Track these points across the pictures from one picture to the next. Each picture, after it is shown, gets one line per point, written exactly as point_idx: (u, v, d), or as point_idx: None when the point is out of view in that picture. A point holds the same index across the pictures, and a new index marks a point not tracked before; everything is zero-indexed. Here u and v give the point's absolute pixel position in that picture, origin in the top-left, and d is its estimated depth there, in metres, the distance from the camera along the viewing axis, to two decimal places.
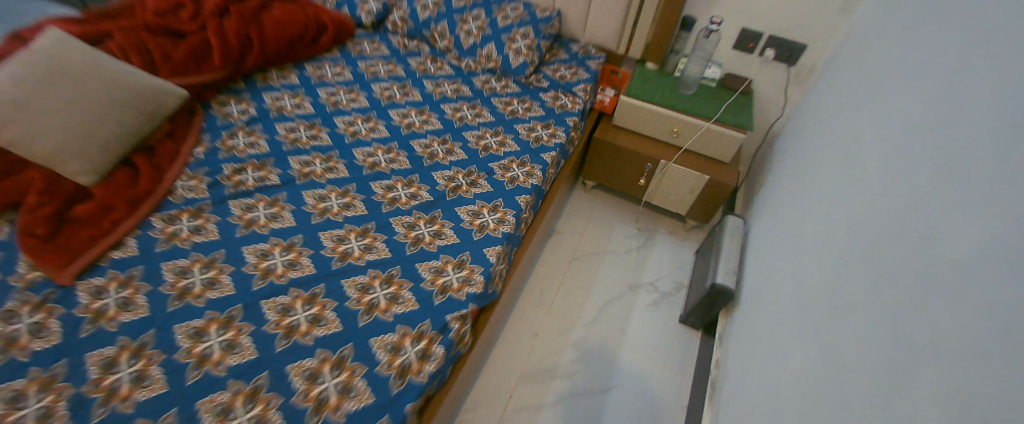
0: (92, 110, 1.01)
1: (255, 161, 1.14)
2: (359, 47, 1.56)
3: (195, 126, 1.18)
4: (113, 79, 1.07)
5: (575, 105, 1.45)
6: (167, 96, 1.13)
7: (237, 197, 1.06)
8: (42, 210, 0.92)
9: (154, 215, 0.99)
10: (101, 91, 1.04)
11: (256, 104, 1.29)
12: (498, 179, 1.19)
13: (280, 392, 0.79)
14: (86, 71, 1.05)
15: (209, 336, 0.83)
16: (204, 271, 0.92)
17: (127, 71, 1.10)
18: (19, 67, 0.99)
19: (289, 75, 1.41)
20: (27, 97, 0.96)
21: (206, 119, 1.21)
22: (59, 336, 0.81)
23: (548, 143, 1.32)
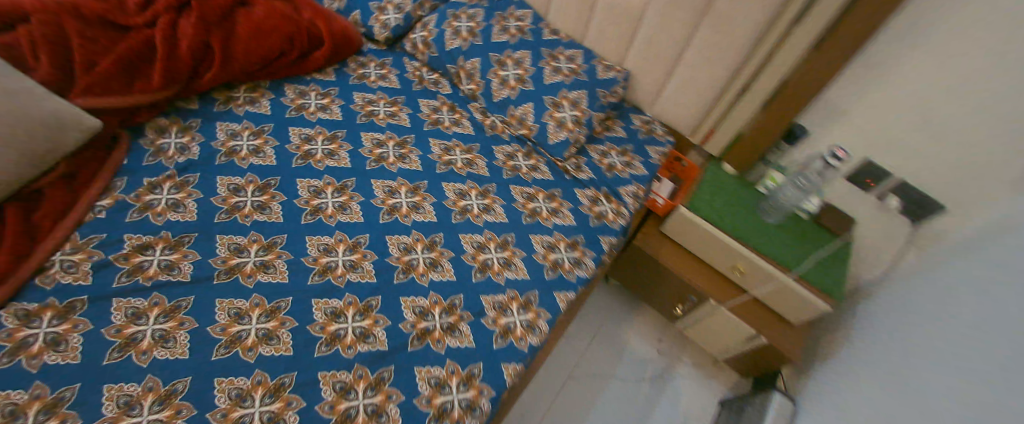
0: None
1: (170, 237, 0.93)
2: (363, 69, 1.27)
3: (111, 165, 0.95)
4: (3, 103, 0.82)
5: (617, 218, 1.15)
6: (73, 127, 0.88)
7: (125, 295, 0.86)
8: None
9: (7, 308, 0.80)
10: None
11: (204, 140, 1.05)
12: (486, 326, 0.94)
13: None
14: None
15: None
16: (42, 417, 0.74)
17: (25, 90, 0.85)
18: None
19: (261, 98, 1.14)
20: None
21: (127, 155, 0.98)
22: None
23: (568, 274, 1.04)
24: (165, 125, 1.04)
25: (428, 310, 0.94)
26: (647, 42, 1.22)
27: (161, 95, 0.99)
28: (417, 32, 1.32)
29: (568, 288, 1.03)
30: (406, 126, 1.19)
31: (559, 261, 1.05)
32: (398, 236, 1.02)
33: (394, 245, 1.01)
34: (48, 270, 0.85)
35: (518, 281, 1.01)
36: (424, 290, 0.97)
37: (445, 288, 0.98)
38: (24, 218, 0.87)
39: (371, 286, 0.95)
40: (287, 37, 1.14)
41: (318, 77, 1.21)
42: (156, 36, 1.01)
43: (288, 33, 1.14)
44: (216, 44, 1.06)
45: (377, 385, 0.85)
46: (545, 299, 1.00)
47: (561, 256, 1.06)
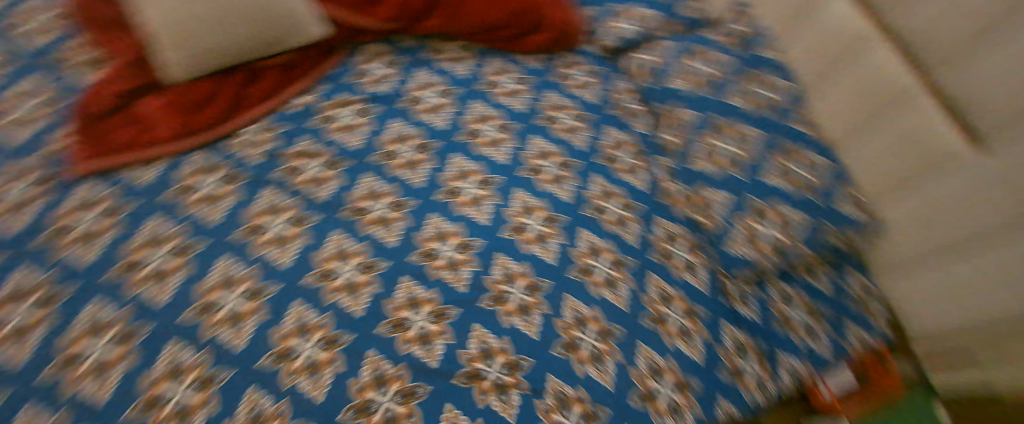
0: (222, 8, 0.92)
1: (332, 154, 0.99)
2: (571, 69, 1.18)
3: (321, 70, 1.08)
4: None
5: (752, 384, 0.96)
6: (304, 26, 1.01)
7: (275, 184, 0.94)
8: (124, 85, 0.96)
9: (198, 152, 0.95)
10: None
11: (400, 79, 1.11)
12: (535, 408, 0.83)
13: None
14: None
15: (95, 341, 0.74)
16: (169, 255, 0.84)
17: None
18: None
19: (464, 60, 1.16)
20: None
21: (338, 65, 1.10)
22: (24, 228, 0.81)
23: (659, 414, 0.87)
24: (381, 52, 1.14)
25: (490, 353, 0.85)
26: (929, 218, 0.96)
27: (384, 28, 1.12)
28: (644, 53, 1.15)
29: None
30: (580, 150, 1.08)
31: (652, 389, 0.88)
32: (506, 259, 0.95)
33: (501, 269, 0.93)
34: (238, 135, 0.99)
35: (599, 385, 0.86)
36: (500, 331, 0.88)
37: (520, 343, 0.87)
38: (241, 87, 1.02)
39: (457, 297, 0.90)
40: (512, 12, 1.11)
41: (523, 63, 1.17)
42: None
43: (515, 12, 1.11)
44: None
45: (406, 397, 0.80)
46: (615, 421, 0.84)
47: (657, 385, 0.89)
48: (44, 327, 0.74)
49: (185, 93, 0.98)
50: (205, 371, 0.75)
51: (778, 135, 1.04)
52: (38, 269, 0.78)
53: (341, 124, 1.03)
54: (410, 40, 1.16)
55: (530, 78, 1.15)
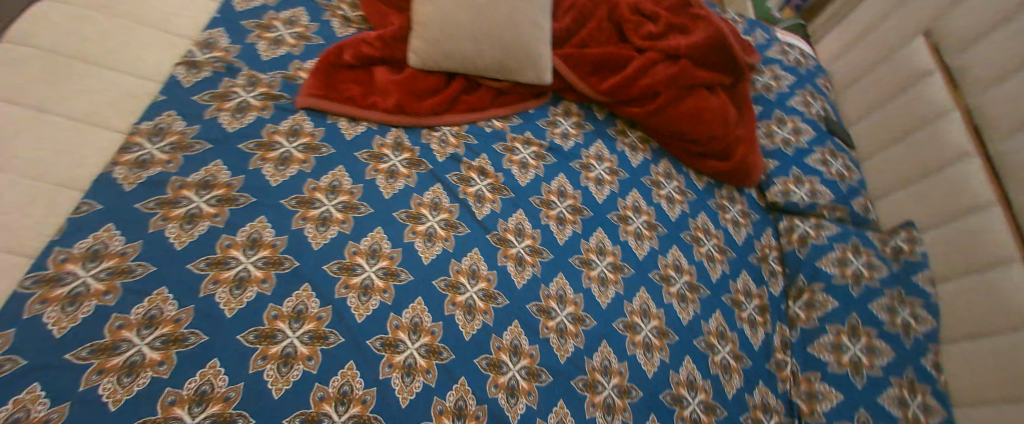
0: (490, 28, 1.08)
1: (499, 180, 1.05)
2: (728, 204, 1.20)
3: (522, 107, 1.18)
4: (521, 39, 1.10)
5: None
6: (534, 70, 1.13)
7: (446, 185, 1.00)
8: (372, 51, 1.08)
9: (398, 129, 1.05)
10: (517, 24, 1.09)
11: (579, 143, 1.18)
12: None
13: (178, 366, 0.68)
14: (529, 7, 1.12)
15: (247, 254, 0.79)
16: (338, 207, 0.90)
17: (539, 39, 1.13)
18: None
19: (640, 151, 1.22)
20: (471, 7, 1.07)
21: (536, 108, 1.20)
22: (237, 128, 0.91)
23: None
24: (573, 112, 1.24)
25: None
26: None
27: (594, 94, 1.21)
28: (803, 223, 1.17)
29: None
30: (712, 282, 1.07)
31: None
32: (609, 351, 0.93)
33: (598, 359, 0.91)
34: (433, 132, 1.08)
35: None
36: (581, 419, 0.86)
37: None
38: (457, 92, 1.12)
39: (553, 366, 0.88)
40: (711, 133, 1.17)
41: (693, 178, 1.22)
42: (636, 64, 1.20)
43: (714, 135, 1.17)
44: (662, 98, 1.18)
45: None
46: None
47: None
48: (213, 221, 0.80)
49: (412, 76, 1.09)
50: (322, 327, 0.78)
51: (911, 366, 0.98)
52: (229, 169, 0.86)
53: (518, 158, 1.10)
54: (603, 113, 1.26)
55: (688, 194, 1.18)
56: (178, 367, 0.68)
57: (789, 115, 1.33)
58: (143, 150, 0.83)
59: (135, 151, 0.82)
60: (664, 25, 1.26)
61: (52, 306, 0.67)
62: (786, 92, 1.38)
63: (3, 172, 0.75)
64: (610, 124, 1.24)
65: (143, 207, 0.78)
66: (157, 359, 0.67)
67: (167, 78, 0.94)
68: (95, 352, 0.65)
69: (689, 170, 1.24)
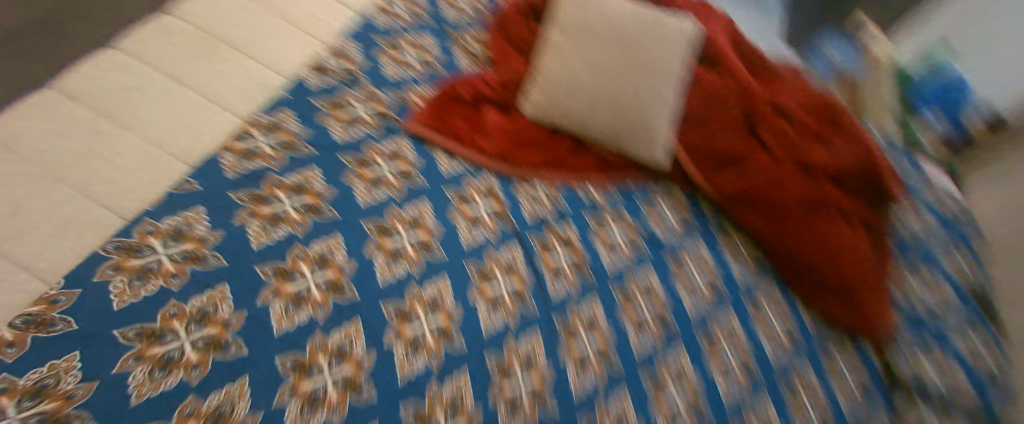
0: (613, 96, 1.02)
1: (583, 257, 0.93)
2: (845, 366, 0.93)
3: (624, 182, 1.08)
4: (643, 112, 1.02)
5: None
6: (647, 148, 1.04)
7: (528, 248, 0.90)
8: (489, 93, 1.08)
9: (490, 173, 0.99)
10: (643, 97, 1.02)
11: (679, 239, 1.04)
12: None
13: (206, 376, 0.62)
14: (660, 82, 1.04)
15: (314, 271, 0.75)
16: (415, 244, 0.84)
17: (662, 116, 1.04)
18: (627, 50, 1.04)
19: (747, 266, 1.05)
20: (597, 68, 1.03)
21: (639, 186, 1.09)
22: (344, 138, 0.91)
23: None
24: (679, 202, 1.10)
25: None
26: None
27: (708, 188, 1.09)
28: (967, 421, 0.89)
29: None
30: None
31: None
32: None
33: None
34: (526, 185, 1.00)
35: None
36: None
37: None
38: (560, 152, 1.06)
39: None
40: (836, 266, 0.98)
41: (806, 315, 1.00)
42: (761, 169, 1.07)
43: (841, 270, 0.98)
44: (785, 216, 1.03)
45: None
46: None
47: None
48: (292, 228, 0.78)
49: (521, 125, 1.06)
50: (360, 375, 0.68)
51: None
52: (325, 178, 0.85)
53: (610, 237, 0.98)
54: (712, 212, 1.12)
55: (803, 334, 0.96)
56: (210, 375, 0.63)
57: (939, 271, 1.11)
58: (255, 141, 0.85)
59: (246, 140, 0.84)
60: (802, 135, 1.13)
61: (122, 273, 0.67)
62: (937, 242, 1.17)
63: (130, 133, 0.80)
64: (716, 226, 1.09)
65: (236, 198, 0.78)
66: (193, 360, 0.63)
67: (295, 75, 0.96)
68: (141, 336, 0.63)
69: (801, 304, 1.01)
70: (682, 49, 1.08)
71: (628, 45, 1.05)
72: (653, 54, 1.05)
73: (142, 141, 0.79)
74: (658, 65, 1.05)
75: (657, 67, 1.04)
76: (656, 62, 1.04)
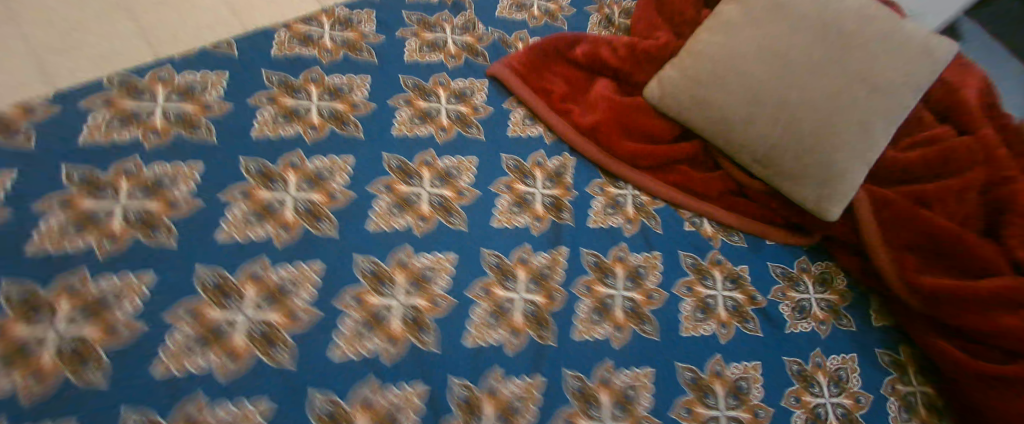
0: (782, 102, 0.70)
1: (652, 303, 0.67)
2: None
3: (760, 230, 0.77)
4: (827, 140, 0.67)
5: None
6: (813, 191, 0.69)
7: (575, 263, 0.67)
8: (608, 55, 0.80)
9: (571, 155, 0.75)
10: (829, 115, 0.68)
11: (815, 336, 0.71)
12: None
13: (120, 254, 0.52)
14: (875, 104, 0.67)
15: (298, 185, 0.61)
16: (432, 201, 0.66)
17: (859, 154, 0.68)
18: (834, 47, 0.70)
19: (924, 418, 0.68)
20: (777, 61, 0.71)
21: (779, 244, 0.78)
22: (414, 60, 0.77)
23: None
24: (835, 291, 0.77)
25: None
26: None
27: (894, 280, 0.71)
28: None
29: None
30: None
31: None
32: None
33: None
34: (609, 187, 0.74)
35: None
36: None
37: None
38: (678, 159, 0.77)
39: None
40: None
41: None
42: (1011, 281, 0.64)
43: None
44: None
45: None
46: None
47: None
48: (304, 131, 0.65)
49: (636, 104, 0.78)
50: (284, 329, 0.52)
51: None
52: (369, 90, 0.72)
53: (705, 293, 0.70)
54: (885, 322, 0.76)
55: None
56: (124, 253, 0.52)
57: None
58: (318, 33, 0.75)
59: (308, 28, 0.75)
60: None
61: (107, 109, 0.60)
62: None
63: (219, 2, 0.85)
64: (888, 344, 0.73)
65: (265, 80, 0.68)
66: (115, 227, 0.53)
67: None
68: (83, 182, 0.55)
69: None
70: (934, 60, 0.68)
71: (834, 36, 0.70)
72: (873, 57, 0.68)
73: (221, 5, 0.84)
74: (877, 75, 0.68)
75: (874, 78, 0.67)
76: (874, 69, 0.67)
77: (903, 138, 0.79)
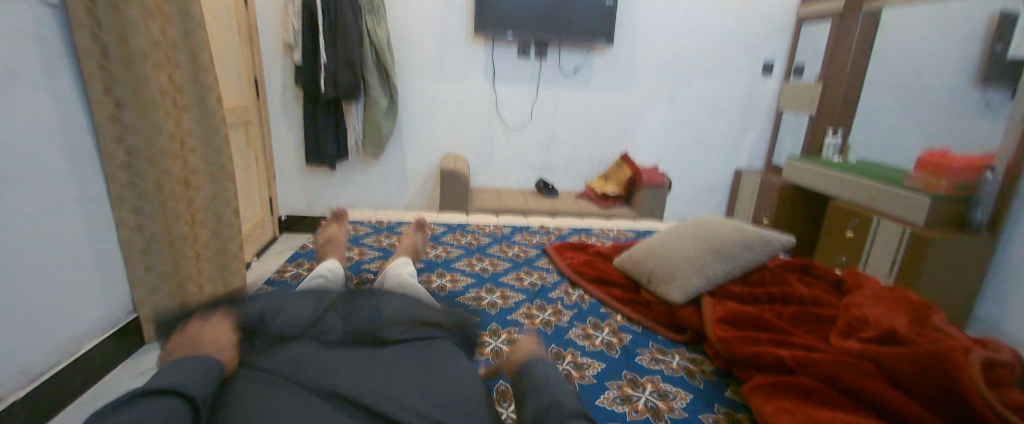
0: (666, 252, 1.25)
1: (557, 321, 1.12)
2: None
3: (653, 322, 1.12)
4: (681, 266, 1.17)
5: None
6: (671, 287, 1.14)
7: (527, 300, 1.23)
8: (604, 250, 1.51)
9: (559, 274, 1.39)
10: (689, 254, 1.20)
11: (661, 373, 0.94)
12: None
13: (377, 248, 1.53)
14: (715, 253, 1.17)
15: (441, 252, 1.54)
16: (481, 267, 1.42)
17: (700, 274, 1.13)
18: (701, 232, 1.27)
19: None
20: (671, 238, 1.30)
21: (666, 338, 1.06)
22: (516, 242, 1.68)
23: None
24: (698, 365, 0.97)
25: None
26: None
27: (713, 337, 0.94)
28: None
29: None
30: None
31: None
32: None
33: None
34: (569, 287, 1.31)
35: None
36: None
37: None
38: (617, 286, 1.29)
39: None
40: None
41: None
42: (793, 341, 0.88)
43: None
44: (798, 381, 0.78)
45: None
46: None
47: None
48: (454, 243, 1.63)
49: (606, 264, 1.42)
50: None
51: None
52: (488, 242, 1.65)
53: (592, 331, 1.08)
54: (736, 396, 0.88)
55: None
56: (378, 248, 1.54)
57: None
58: (487, 229, 1.80)
59: (483, 228, 1.81)
60: (883, 328, 0.82)
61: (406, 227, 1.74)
62: None
63: (465, 220, 2.00)
64: (731, 403, 0.86)
65: (457, 234, 1.73)
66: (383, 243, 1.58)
67: (533, 228, 1.89)
68: (386, 236, 1.64)
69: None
70: (759, 241, 1.17)
71: (707, 230, 1.27)
72: (721, 236, 1.22)
73: (465, 219, 2.01)
74: (720, 242, 1.19)
75: (716, 242, 1.19)
76: (717, 239, 1.20)
77: (757, 283, 1.13)
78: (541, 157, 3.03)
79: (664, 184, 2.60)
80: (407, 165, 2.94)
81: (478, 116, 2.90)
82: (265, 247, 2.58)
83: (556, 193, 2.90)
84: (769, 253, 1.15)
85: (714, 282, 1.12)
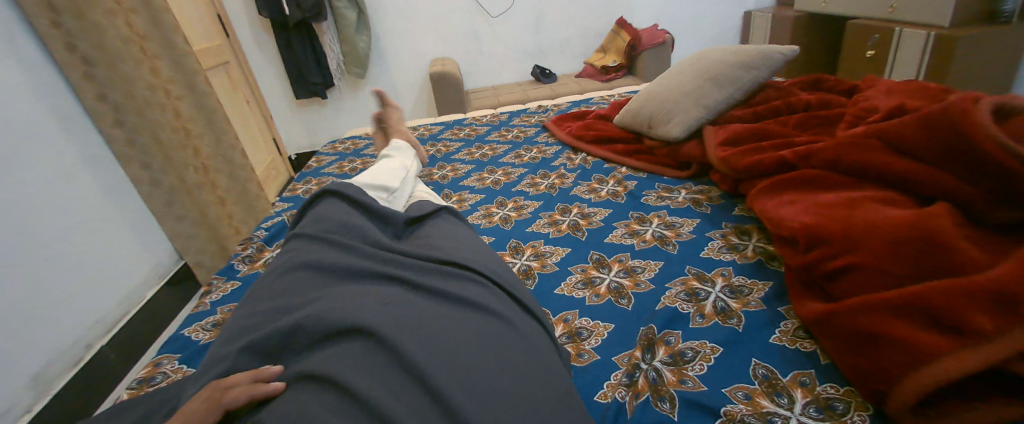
0: (662, 93, 1.20)
1: (562, 184, 1.12)
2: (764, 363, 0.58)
3: (658, 165, 1.10)
4: (678, 103, 1.13)
5: (205, 322, 0.81)
6: (670, 126, 1.11)
7: (530, 172, 1.22)
8: (603, 113, 1.45)
9: (560, 144, 1.36)
10: (686, 88, 1.14)
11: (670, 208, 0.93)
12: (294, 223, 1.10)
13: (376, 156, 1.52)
14: (713, 80, 1.11)
15: (440, 147, 1.52)
16: (482, 153, 1.41)
17: (699, 106, 1.09)
18: (697, 64, 1.19)
19: (750, 252, 0.77)
20: (667, 79, 1.24)
21: (671, 177, 1.05)
22: (515, 125, 1.64)
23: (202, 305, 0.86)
24: (706, 195, 0.96)
25: (252, 309, 0.62)
26: None
27: (718, 161, 0.92)
28: None
29: (160, 345, 0.78)
30: None
31: (158, 361, 0.74)
32: None
33: (420, 394, 0.49)
34: (572, 153, 1.29)
35: (199, 318, 0.82)
36: None
37: (262, 340, 0.55)
38: (619, 142, 1.26)
39: (391, 293, 0.60)
40: (965, 339, 0.47)
41: (781, 314, 0.64)
42: (798, 142, 0.86)
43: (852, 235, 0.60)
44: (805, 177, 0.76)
45: None
46: (184, 321, 0.82)
47: (167, 367, 0.73)
48: (452, 138, 1.60)
49: (605, 124, 1.38)
50: None
51: None
52: (485, 131, 1.61)
53: (596, 186, 1.07)
54: (745, 212, 0.88)
55: (739, 317, 0.64)
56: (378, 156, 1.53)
57: None
58: (483, 120, 1.75)
59: (480, 120, 1.76)
60: (894, 108, 0.77)
61: None
62: None
63: (461, 117, 1.95)
64: (740, 219, 0.86)
65: (454, 130, 1.69)
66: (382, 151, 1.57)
67: (530, 111, 1.83)
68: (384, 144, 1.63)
69: (785, 308, 0.65)
70: (758, 56, 1.09)
71: (702, 60, 1.20)
72: (718, 61, 1.15)
73: (462, 117, 1.95)
74: (716, 68, 1.13)
75: (713, 69, 1.13)
76: (714, 66, 1.14)
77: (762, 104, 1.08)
78: (532, 42, 2.86)
79: (665, 41, 2.45)
80: (396, 80, 2.85)
81: (457, 11, 2.71)
82: (282, 188, 2.63)
83: (554, 77, 2.78)
84: (770, 68, 1.08)
85: (716, 110, 1.08)
